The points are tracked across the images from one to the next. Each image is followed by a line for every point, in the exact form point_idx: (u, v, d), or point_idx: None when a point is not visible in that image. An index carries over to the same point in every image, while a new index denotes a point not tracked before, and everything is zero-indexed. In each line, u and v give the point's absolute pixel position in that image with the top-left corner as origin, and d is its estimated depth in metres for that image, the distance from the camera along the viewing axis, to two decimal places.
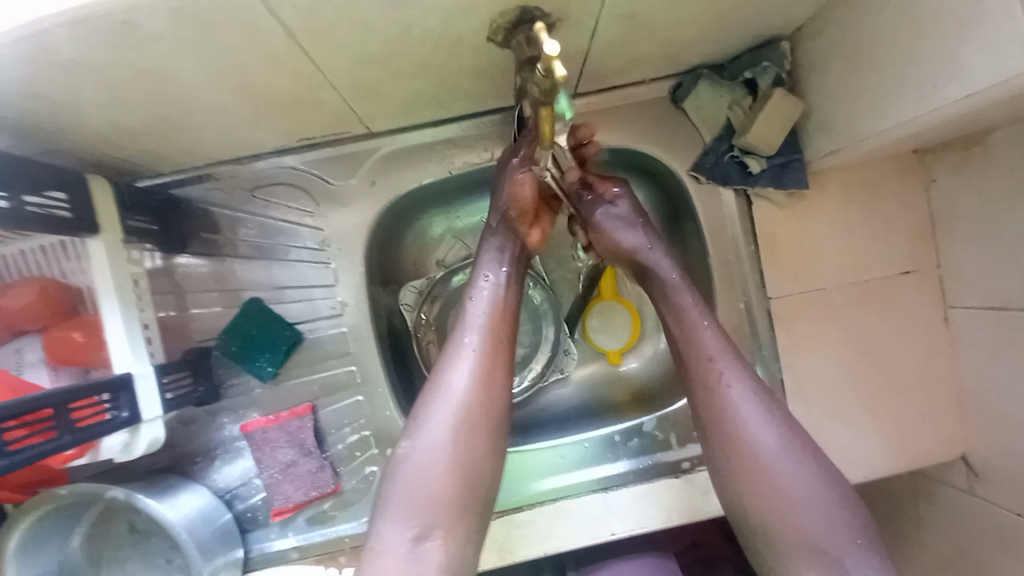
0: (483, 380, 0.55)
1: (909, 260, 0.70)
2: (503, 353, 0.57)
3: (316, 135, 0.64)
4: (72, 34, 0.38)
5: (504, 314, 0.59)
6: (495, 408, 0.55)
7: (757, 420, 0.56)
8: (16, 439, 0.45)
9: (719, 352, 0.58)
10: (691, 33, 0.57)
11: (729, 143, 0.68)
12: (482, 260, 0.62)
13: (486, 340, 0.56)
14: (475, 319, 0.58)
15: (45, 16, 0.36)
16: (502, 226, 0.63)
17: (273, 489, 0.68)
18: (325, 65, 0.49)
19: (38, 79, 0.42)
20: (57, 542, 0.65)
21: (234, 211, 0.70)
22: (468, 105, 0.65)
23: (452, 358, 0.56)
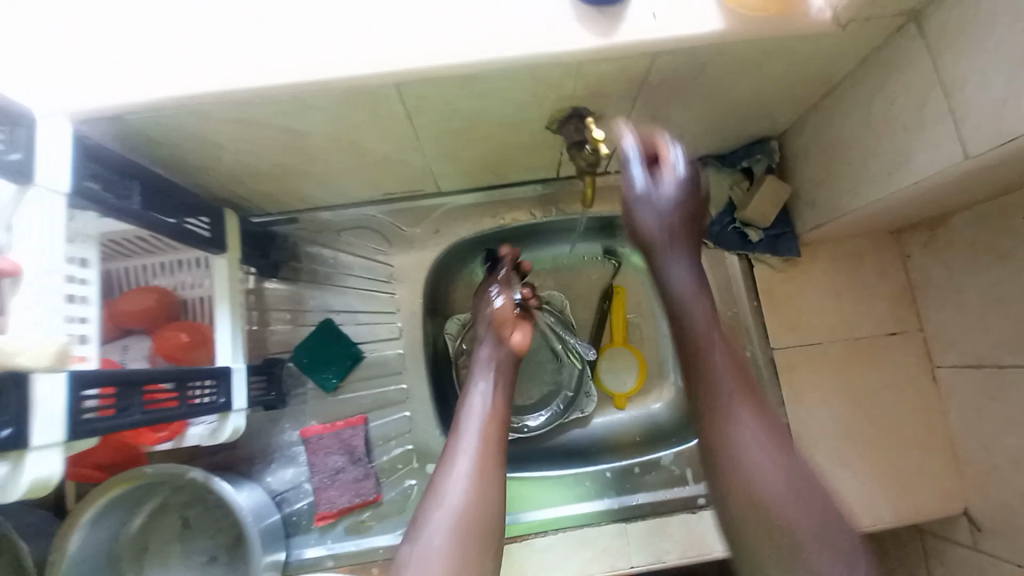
0: (477, 484, 0.59)
1: (893, 322, 0.80)
2: (496, 462, 0.62)
3: (398, 190, 0.80)
4: (262, 103, 0.53)
5: (495, 417, 0.66)
6: (491, 490, 0.60)
7: (765, 461, 0.59)
8: (154, 401, 0.53)
9: (727, 368, 0.63)
10: (699, 129, 0.74)
11: (731, 216, 0.82)
12: (474, 372, 0.71)
13: (482, 445, 0.63)
14: (467, 421, 0.65)
15: (246, 89, 0.51)
16: (489, 333, 0.75)
17: (320, 494, 0.74)
18: (425, 136, 0.65)
19: (223, 133, 0.58)
20: (113, 526, 0.68)
21: (319, 247, 0.84)
22: (520, 174, 0.81)
23: (450, 464, 0.61)
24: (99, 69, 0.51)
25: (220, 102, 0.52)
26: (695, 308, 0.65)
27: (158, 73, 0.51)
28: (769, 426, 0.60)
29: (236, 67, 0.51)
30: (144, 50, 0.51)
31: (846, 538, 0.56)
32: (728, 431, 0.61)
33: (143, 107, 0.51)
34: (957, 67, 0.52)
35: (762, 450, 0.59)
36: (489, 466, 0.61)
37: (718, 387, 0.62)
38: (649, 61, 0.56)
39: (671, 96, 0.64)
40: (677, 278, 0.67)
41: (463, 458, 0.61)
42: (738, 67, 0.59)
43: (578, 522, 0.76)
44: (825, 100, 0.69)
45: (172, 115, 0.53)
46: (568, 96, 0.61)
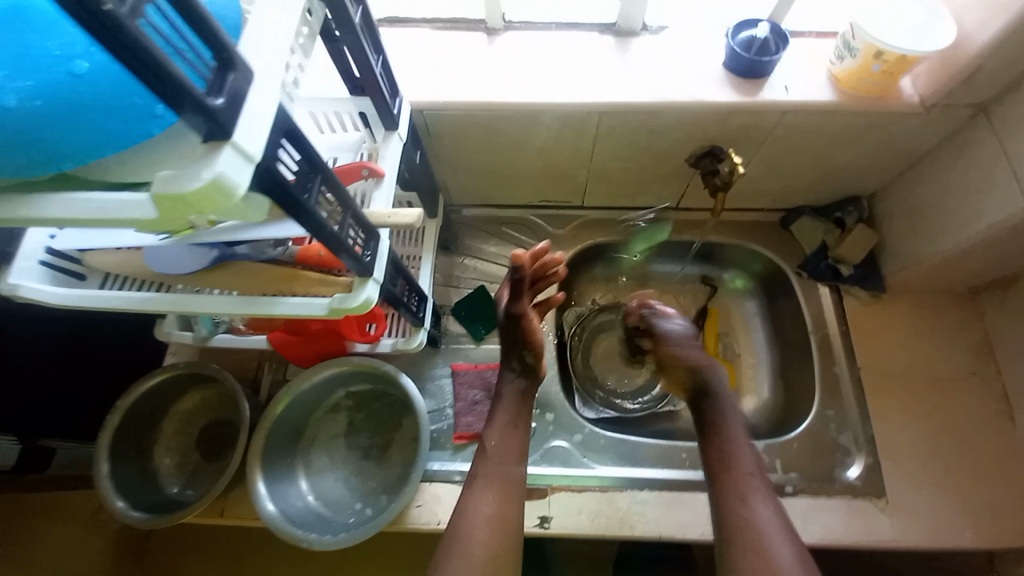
0: (489, 513, 0.70)
1: (970, 366, 0.91)
2: (505, 495, 0.72)
3: (554, 199, 1.05)
4: (506, 114, 0.79)
5: (506, 457, 0.76)
6: (508, 531, 0.70)
7: (779, 539, 0.64)
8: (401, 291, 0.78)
9: (746, 477, 0.70)
10: (803, 181, 0.94)
11: (825, 254, 0.99)
12: (495, 407, 0.81)
13: (491, 481, 0.73)
14: (489, 464, 0.75)
15: (503, 103, 0.77)
16: (523, 368, 0.84)
17: (460, 417, 0.91)
18: (597, 155, 0.90)
19: (468, 133, 0.85)
20: (311, 399, 0.89)
21: (483, 233, 1.09)
22: (650, 200, 1.04)
23: (467, 496, 0.72)
24: (418, 81, 0.79)
25: (485, 109, 0.78)
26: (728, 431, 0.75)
27: (453, 86, 0.78)
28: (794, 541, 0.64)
29: (501, 90, 0.78)
30: (444, 75, 0.79)
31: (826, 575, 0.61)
32: (748, 524, 0.65)
33: (438, 105, 0.78)
34: (1016, 144, 0.70)
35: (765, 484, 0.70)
36: (506, 512, 0.71)
37: (731, 466, 0.71)
38: (778, 118, 0.79)
39: (786, 148, 0.86)
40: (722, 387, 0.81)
41: (485, 496, 0.71)
42: (843, 132, 0.81)
43: (672, 485, 0.87)
44: (911, 169, 0.88)
45: (449, 118, 0.80)
46: (712, 136, 0.84)
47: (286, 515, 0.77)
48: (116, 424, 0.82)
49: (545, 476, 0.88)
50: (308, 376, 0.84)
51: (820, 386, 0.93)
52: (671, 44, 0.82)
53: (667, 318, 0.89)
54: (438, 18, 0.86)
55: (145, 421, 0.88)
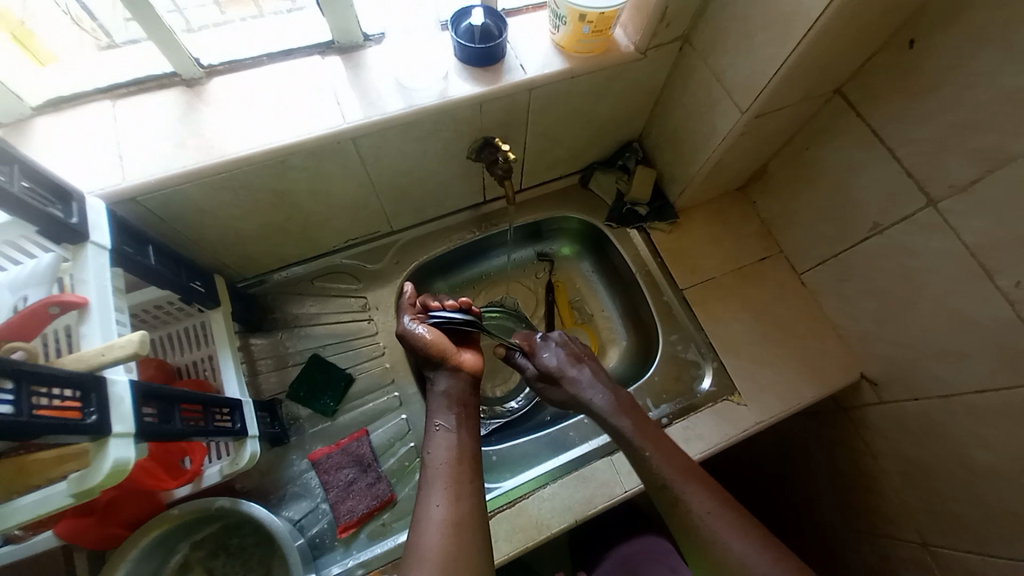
0: (454, 523, 0.68)
1: (762, 251, 1.05)
2: (467, 492, 0.71)
3: (359, 235, 0.97)
4: (245, 170, 0.69)
5: (459, 456, 0.75)
6: (465, 531, 0.68)
7: (721, 526, 0.70)
8: (193, 417, 0.63)
9: (675, 476, 0.74)
10: (580, 142, 0.99)
11: (623, 200, 1.07)
12: (435, 411, 0.80)
13: (447, 487, 0.71)
14: (439, 465, 0.73)
15: (237, 160, 0.67)
16: (441, 372, 0.84)
17: (339, 508, 0.80)
18: (376, 178, 0.83)
19: (212, 201, 0.72)
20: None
21: (297, 297, 0.96)
22: (456, 202, 1.01)
23: (427, 498, 0.70)
24: (120, 167, 0.65)
25: (217, 170, 0.67)
26: (644, 443, 0.78)
27: (163, 163, 0.65)
28: (742, 531, 0.69)
29: (229, 145, 0.67)
30: (153, 149, 0.67)
31: (758, 531, 0.70)
32: (689, 521, 0.72)
33: (147, 187, 0.65)
34: (720, 62, 0.80)
35: (664, 468, 0.75)
36: (464, 508, 0.69)
37: (653, 468, 0.76)
38: (529, 95, 0.80)
39: (551, 118, 0.88)
40: (605, 410, 0.84)
41: (439, 499, 0.70)
42: (589, 91, 0.85)
43: (572, 466, 0.87)
44: (657, 106, 0.98)
45: (176, 193, 0.67)
46: (479, 128, 0.83)
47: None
48: None
49: None
50: (122, 560, 0.67)
51: (661, 317, 1.01)
52: (399, 49, 0.78)
53: (543, 349, 0.94)
54: (114, 84, 0.70)
55: None
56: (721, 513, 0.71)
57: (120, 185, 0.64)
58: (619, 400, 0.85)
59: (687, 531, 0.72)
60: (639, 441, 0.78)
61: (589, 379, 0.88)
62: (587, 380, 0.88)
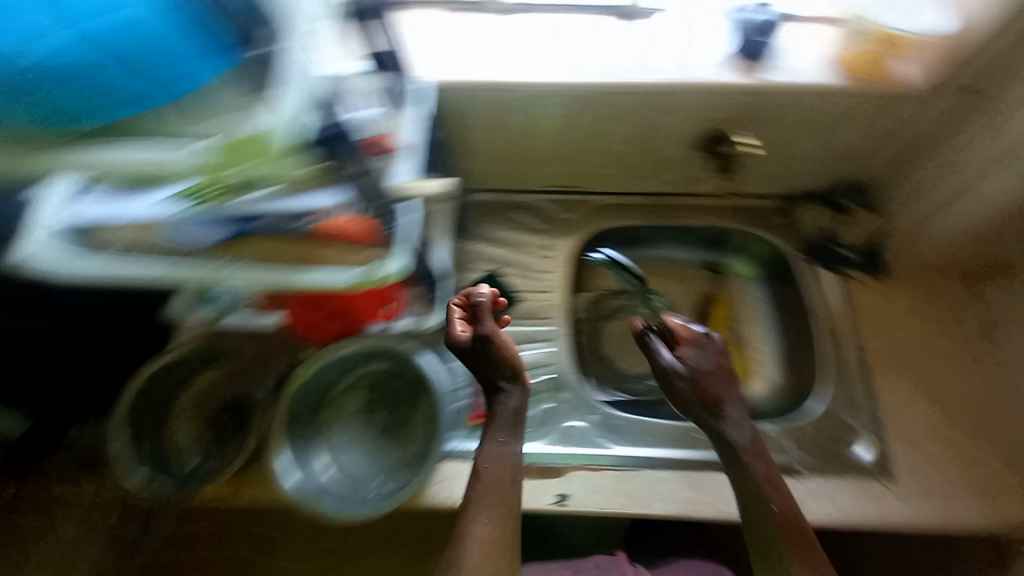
0: (494, 544, 0.66)
1: (973, 347, 0.93)
2: (507, 519, 0.70)
3: (564, 185, 1.06)
4: (522, 92, 0.80)
5: (506, 476, 0.74)
6: (503, 557, 0.66)
7: None
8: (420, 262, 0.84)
9: (798, 542, 0.72)
10: (810, 165, 0.96)
11: (829, 239, 1.02)
12: (495, 427, 0.79)
13: (491, 508, 0.70)
14: (492, 483, 0.72)
15: (522, 83, 0.79)
16: (514, 383, 0.82)
17: (478, 397, 0.93)
18: (610, 137, 0.91)
19: (481, 111, 0.85)
20: (333, 375, 0.91)
21: (495, 218, 1.08)
22: (660, 184, 1.04)
23: (473, 513, 0.69)
24: (434, 63, 0.80)
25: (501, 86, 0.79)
26: (771, 498, 0.75)
27: (467, 71, 0.80)
28: None
29: (519, 72, 0.80)
30: (461, 56, 0.81)
31: None
32: None
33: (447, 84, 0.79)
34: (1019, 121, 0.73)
35: (784, 528, 0.73)
36: (506, 534, 0.68)
37: (772, 524, 0.73)
38: (789, 100, 0.80)
39: (798, 129, 0.87)
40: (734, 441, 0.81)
41: (484, 517, 0.69)
42: (851, 112, 0.83)
43: (680, 462, 0.89)
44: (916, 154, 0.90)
45: (464, 96, 0.81)
46: (725, 119, 0.85)
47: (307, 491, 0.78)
48: (124, 411, 0.81)
49: (561, 455, 0.89)
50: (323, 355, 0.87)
51: (831, 368, 0.94)
52: (675, 25, 0.82)
53: (688, 347, 0.91)
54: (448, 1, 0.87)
55: (156, 398, 0.86)
56: None
57: (429, 77, 0.80)
58: (755, 439, 0.81)
59: None
60: (766, 489, 0.76)
61: (727, 394, 0.86)
62: (728, 395, 0.86)
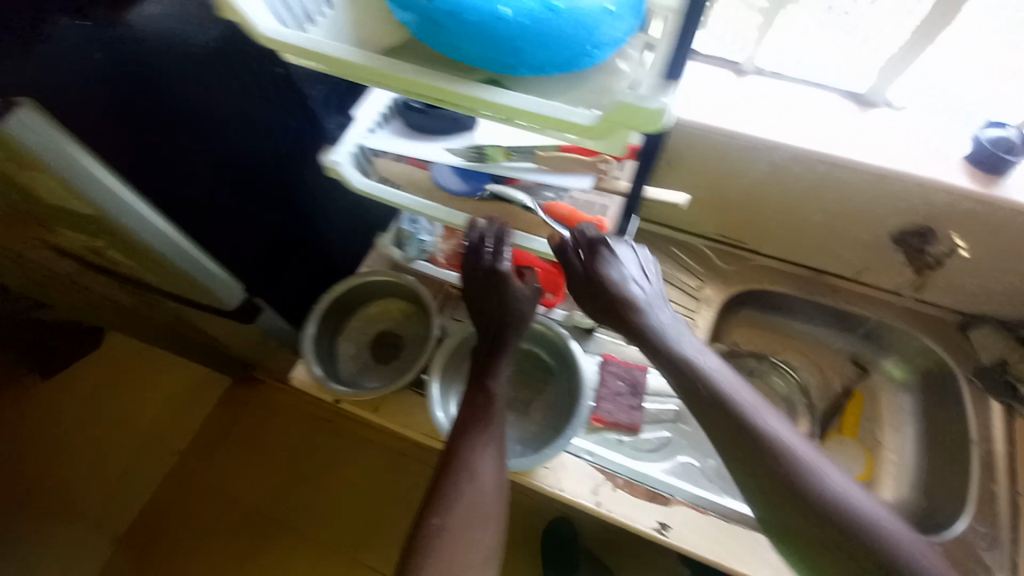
0: (485, 489, 0.66)
1: None
2: (494, 459, 0.68)
3: (731, 237, 1.09)
4: (741, 142, 0.87)
5: (491, 417, 0.71)
6: (490, 498, 0.66)
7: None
8: None
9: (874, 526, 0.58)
10: (1004, 288, 0.93)
11: (1003, 370, 0.96)
12: (494, 372, 0.74)
13: (481, 452, 0.68)
14: (482, 433, 0.69)
15: (744, 134, 0.86)
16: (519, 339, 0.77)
17: (600, 403, 0.98)
18: (802, 204, 0.95)
19: (692, 149, 0.92)
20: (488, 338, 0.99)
21: (655, 247, 1.13)
22: (829, 263, 1.05)
23: (468, 458, 0.67)
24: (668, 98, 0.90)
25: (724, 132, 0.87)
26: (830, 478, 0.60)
27: (695, 110, 0.88)
28: None
29: (743, 121, 0.86)
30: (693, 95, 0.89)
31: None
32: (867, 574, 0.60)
33: (679, 120, 0.88)
34: None
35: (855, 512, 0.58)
36: (497, 478, 0.68)
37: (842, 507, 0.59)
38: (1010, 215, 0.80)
39: (1007, 247, 0.86)
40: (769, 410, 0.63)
41: (480, 463, 0.67)
42: None
43: None
44: None
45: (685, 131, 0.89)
46: (930, 217, 0.86)
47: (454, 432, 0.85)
48: (323, 307, 0.94)
49: (667, 485, 0.91)
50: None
51: (977, 500, 0.88)
52: (909, 122, 0.86)
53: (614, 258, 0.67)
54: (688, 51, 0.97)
55: (339, 308, 0.98)
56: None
57: None
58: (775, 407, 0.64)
59: None
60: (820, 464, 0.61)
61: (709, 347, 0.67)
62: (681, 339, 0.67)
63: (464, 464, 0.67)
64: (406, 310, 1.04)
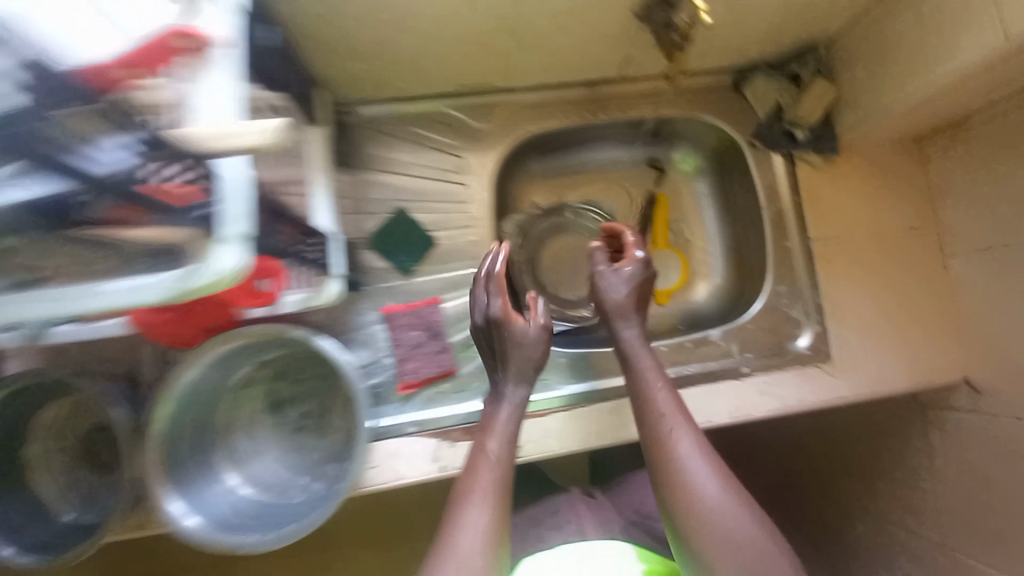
0: (478, 542, 0.59)
1: (915, 220, 0.89)
2: (494, 513, 0.61)
3: (471, 82, 0.83)
4: None
5: (497, 463, 0.65)
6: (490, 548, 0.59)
7: (706, 471, 0.60)
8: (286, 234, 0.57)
9: (669, 406, 0.65)
10: (765, 27, 0.79)
11: (779, 120, 0.89)
12: (499, 415, 0.69)
13: (467, 507, 0.61)
14: (476, 474, 0.64)
15: None
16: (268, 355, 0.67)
17: (401, 365, 0.79)
18: (520, 10, 0.68)
19: None
20: (220, 375, 0.72)
21: (387, 136, 0.85)
22: (588, 69, 0.84)
23: (453, 515, 0.61)
24: None
25: None
26: (655, 379, 0.68)
27: None
28: (731, 489, 0.59)
29: None
30: None
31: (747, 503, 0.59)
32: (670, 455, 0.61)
33: None
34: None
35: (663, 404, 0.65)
36: (497, 527, 0.61)
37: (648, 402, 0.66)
38: None
39: None
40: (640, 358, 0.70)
41: (469, 521, 0.60)
42: None
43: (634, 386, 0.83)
44: (879, 7, 0.75)
45: None
46: None
47: (215, 522, 0.66)
48: None
49: None
50: (196, 363, 0.67)
51: (776, 261, 0.88)
52: None
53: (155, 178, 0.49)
54: None
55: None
56: (714, 462, 0.61)
57: None
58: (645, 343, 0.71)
59: (666, 473, 0.61)
60: (650, 377, 0.68)
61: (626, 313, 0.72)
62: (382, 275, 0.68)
63: (446, 529, 0.60)
64: (110, 377, 0.75)
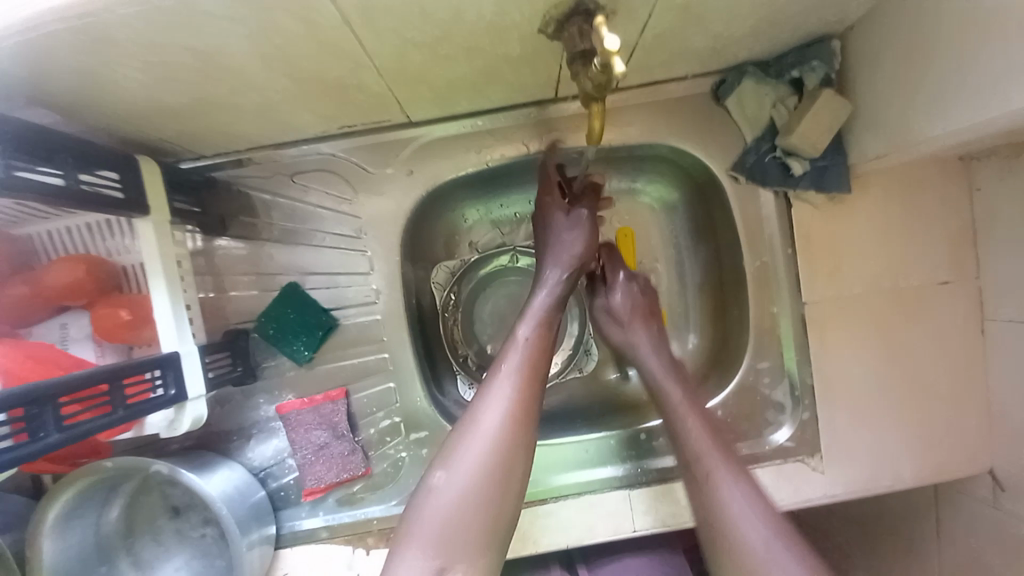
0: (514, 424, 0.55)
1: (946, 269, 0.68)
2: (534, 403, 0.57)
3: (356, 123, 0.65)
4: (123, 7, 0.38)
5: (540, 350, 0.60)
6: (525, 427, 0.56)
7: (745, 514, 0.55)
8: (72, 414, 0.49)
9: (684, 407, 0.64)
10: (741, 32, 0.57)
11: (772, 143, 0.68)
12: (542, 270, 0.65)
13: (518, 385, 0.57)
14: (510, 356, 0.59)
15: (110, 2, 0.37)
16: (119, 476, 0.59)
17: (306, 469, 0.69)
18: (372, 50, 0.49)
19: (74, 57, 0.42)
20: (91, 518, 0.67)
21: (273, 196, 0.72)
22: (505, 96, 0.65)
23: (485, 397, 0.56)
24: None
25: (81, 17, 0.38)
26: (672, 393, 0.66)
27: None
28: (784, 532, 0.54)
29: None
30: None
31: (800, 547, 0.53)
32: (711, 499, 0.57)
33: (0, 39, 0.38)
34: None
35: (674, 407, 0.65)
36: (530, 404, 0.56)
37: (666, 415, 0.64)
38: None
39: None
40: (650, 368, 0.69)
41: (493, 405, 0.56)
42: None
43: (581, 488, 0.69)
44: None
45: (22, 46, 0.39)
46: None
47: None
48: None
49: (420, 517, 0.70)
50: (54, 502, 0.61)
51: (757, 329, 0.72)
52: None
53: None
54: None
55: None
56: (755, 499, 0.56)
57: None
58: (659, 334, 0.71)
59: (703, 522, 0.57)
60: (662, 375, 0.68)
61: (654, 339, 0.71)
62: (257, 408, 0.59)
63: (471, 416, 0.56)
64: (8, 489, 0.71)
